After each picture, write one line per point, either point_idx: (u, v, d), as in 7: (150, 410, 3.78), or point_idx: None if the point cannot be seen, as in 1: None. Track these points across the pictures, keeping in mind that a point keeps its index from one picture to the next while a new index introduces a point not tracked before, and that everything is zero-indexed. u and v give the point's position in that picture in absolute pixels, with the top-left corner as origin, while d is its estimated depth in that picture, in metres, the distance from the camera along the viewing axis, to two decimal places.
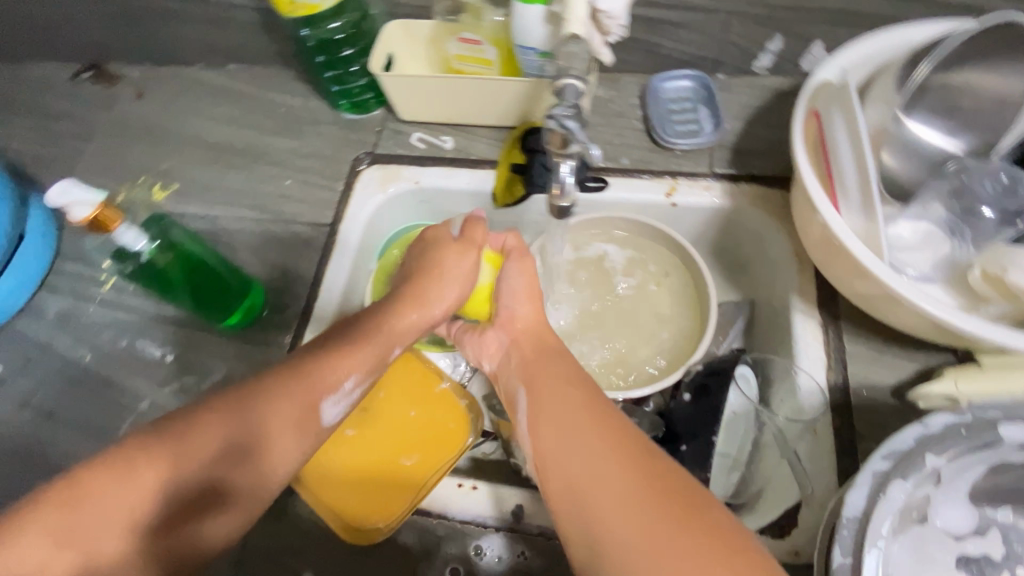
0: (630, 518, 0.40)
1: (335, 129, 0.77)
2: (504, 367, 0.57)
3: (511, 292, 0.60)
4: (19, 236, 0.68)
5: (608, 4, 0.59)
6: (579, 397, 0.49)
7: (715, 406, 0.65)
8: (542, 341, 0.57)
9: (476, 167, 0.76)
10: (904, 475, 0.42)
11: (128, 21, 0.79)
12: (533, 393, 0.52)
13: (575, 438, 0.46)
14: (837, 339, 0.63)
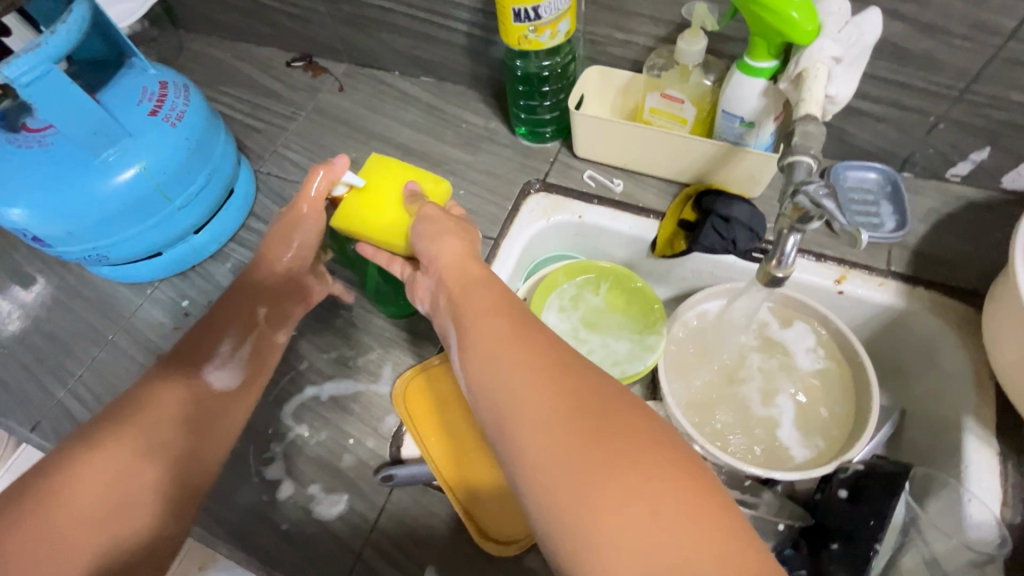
0: (594, 491, 0.35)
1: (512, 152, 0.88)
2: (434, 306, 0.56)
3: (422, 235, 0.58)
4: (228, 194, 0.82)
5: (838, 89, 0.56)
6: (499, 335, 0.45)
7: (880, 513, 0.57)
8: (463, 271, 0.53)
9: (641, 215, 0.79)
10: None
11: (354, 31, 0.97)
12: (459, 329, 0.48)
13: (519, 391, 0.40)
14: (1018, 477, 0.56)
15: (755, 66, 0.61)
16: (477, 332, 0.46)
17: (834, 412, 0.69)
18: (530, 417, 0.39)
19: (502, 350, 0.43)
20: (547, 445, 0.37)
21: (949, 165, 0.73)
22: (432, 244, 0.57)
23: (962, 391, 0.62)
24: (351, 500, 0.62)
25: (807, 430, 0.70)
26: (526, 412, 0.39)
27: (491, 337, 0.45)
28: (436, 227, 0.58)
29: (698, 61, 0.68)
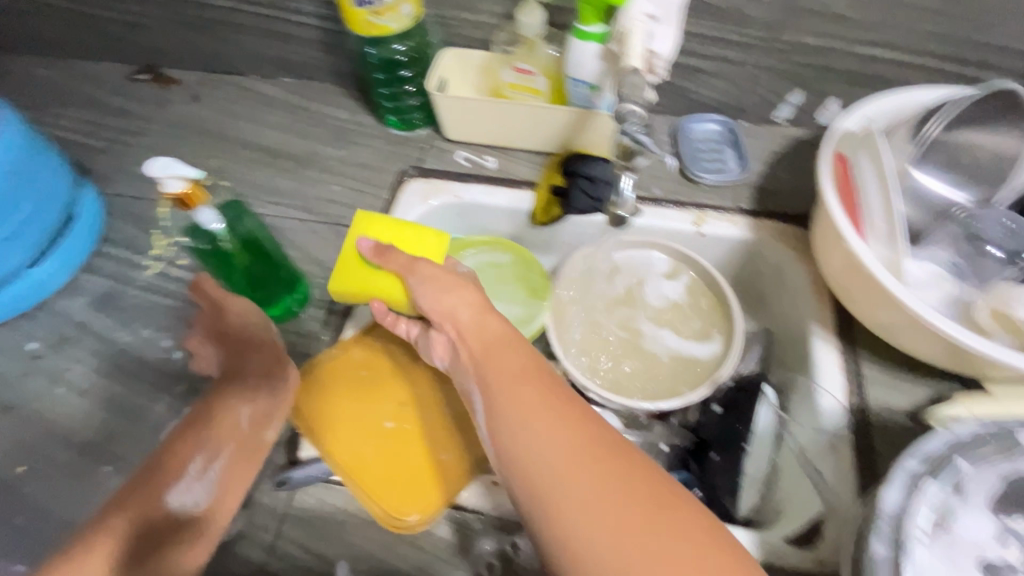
0: (634, 546, 0.38)
1: (383, 142, 0.87)
2: (456, 366, 0.55)
3: (426, 291, 0.58)
4: (70, 220, 0.75)
5: (659, 45, 0.60)
6: (527, 391, 0.47)
7: (746, 419, 0.67)
8: (484, 328, 0.54)
9: (516, 188, 0.81)
10: (937, 476, 0.42)
11: (197, 34, 0.91)
12: (484, 383, 0.50)
13: (537, 445, 0.44)
14: (855, 365, 0.64)
15: (586, 31, 0.65)
16: (497, 387, 0.49)
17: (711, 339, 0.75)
18: (550, 473, 0.42)
19: (529, 402, 0.46)
20: (571, 502, 0.40)
21: (775, 109, 0.82)
22: (430, 289, 0.58)
23: (807, 302, 0.70)
24: (249, 515, 0.59)
25: (692, 356, 0.75)
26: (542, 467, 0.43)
27: (518, 390, 0.47)
28: (426, 275, 0.59)
29: (540, 32, 0.72)
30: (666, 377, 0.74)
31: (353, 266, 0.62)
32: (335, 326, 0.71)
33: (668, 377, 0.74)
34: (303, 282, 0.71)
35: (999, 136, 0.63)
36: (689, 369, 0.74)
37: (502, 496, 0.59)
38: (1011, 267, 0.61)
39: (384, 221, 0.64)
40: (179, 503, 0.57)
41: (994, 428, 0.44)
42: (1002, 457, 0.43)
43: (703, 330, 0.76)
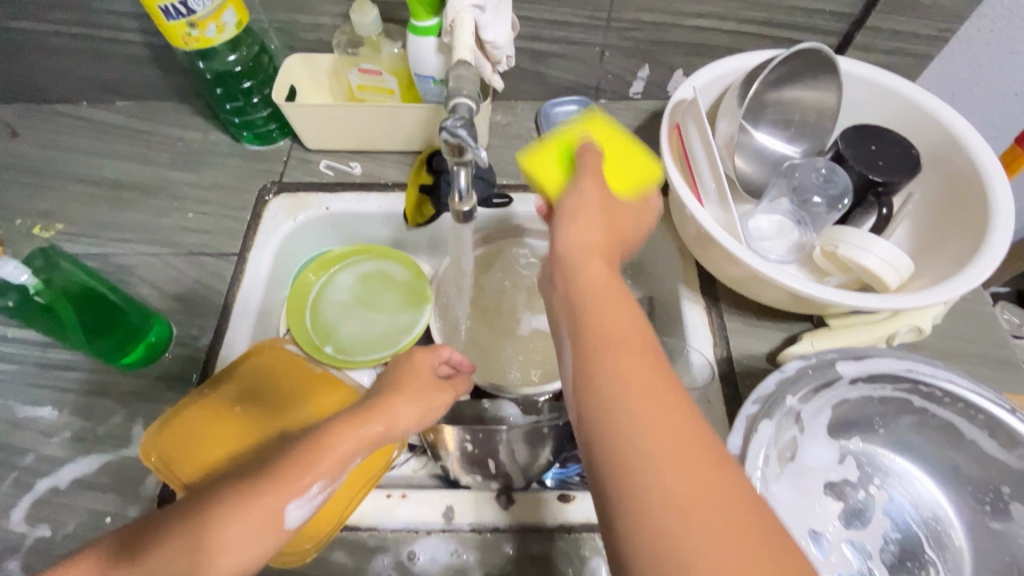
0: (691, 492, 0.32)
1: (239, 160, 0.82)
2: (569, 260, 0.44)
3: (574, 203, 0.47)
4: None
5: (493, 35, 0.62)
6: (623, 333, 0.39)
7: None
8: (589, 276, 0.43)
9: (385, 191, 0.79)
10: (771, 415, 0.45)
11: (4, 63, 0.81)
12: (572, 320, 0.41)
13: (639, 392, 0.36)
14: (719, 318, 0.68)
15: (420, 27, 0.64)
16: (614, 340, 0.39)
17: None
18: (642, 424, 0.35)
19: (638, 354, 0.38)
20: (660, 451, 0.34)
21: (628, 85, 0.85)
22: (570, 224, 0.46)
23: (675, 267, 0.75)
24: None
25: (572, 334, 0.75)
26: (654, 428, 0.35)
27: (612, 332, 0.39)
28: (589, 186, 0.49)
29: (377, 31, 0.70)
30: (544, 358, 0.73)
31: (545, 154, 0.55)
32: (204, 364, 0.66)
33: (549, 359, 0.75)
34: (161, 321, 0.66)
35: (813, 91, 0.70)
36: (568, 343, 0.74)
37: (396, 508, 0.57)
38: (835, 211, 0.66)
39: (614, 130, 0.58)
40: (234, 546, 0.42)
41: (815, 359, 0.47)
42: (824, 386, 0.47)
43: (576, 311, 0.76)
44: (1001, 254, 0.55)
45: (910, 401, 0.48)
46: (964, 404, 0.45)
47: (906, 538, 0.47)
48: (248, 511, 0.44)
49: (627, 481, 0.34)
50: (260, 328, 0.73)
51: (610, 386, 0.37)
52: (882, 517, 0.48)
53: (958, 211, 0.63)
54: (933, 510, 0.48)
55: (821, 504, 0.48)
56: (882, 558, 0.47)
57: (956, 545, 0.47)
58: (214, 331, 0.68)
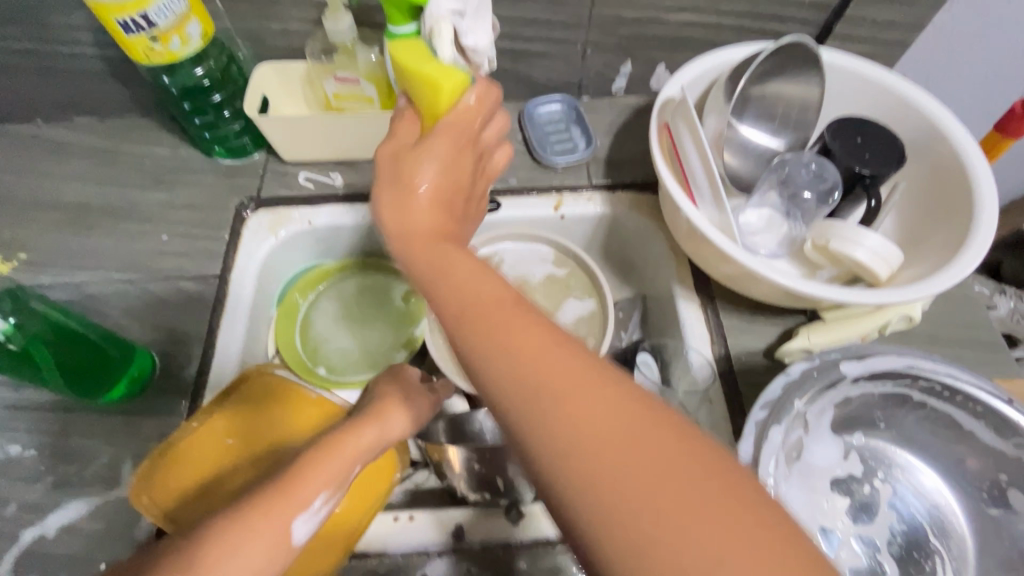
0: (608, 440, 0.31)
1: (213, 176, 0.78)
2: (416, 234, 0.45)
3: (388, 184, 0.47)
4: None
5: (476, 40, 0.60)
6: (480, 307, 0.39)
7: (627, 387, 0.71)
8: (445, 253, 0.44)
9: (370, 202, 0.77)
10: (779, 420, 0.45)
11: None
12: (455, 312, 0.40)
13: (517, 365, 0.35)
14: (715, 317, 0.68)
15: (398, 32, 0.60)
16: (472, 321, 0.38)
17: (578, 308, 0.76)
18: (533, 387, 0.34)
19: (503, 322, 0.37)
20: (558, 411, 0.33)
21: (611, 82, 0.84)
22: (390, 204, 0.47)
23: (668, 266, 0.74)
24: None
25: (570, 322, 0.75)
26: (546, 391, 0.34)
27: (475, 309, 0.39)
28: (391, 152, 0.49)
29: (352, 37, 0.67)
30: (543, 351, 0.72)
31: (404, 109, 0.59)
32: (192, 394, 0.63)
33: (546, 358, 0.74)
34: (139, 355, 0.63)
35: (799, 84, 0.70)
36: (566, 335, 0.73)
37: (406, 532, 0.57)
38: (824, 206, 0.67)
39: (427, 53, 0.57)
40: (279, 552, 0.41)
41: (819, 361, 0.48)
42: (829, 386, 0.47)
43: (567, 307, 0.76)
44: (986, 243, 0.57)
45: (909, 395, 0.48)
46: (963, 396, 0.46)
47: (912, 529, 0.48)
48: (237, 527, 0.41)
49: (540, 451, 0.33)
50: (248, 351, 0.70)
51: (492, 365, 0.36)
52: (888, 510, 0.49)
53: (944, 203, 0.63)
54: (936, 500, 0.49)
55: (828, 501, 0.49)
56: (890, 550, 0.48)
57: (960, 532, 0.48)
58: (200, 359, 0.65)
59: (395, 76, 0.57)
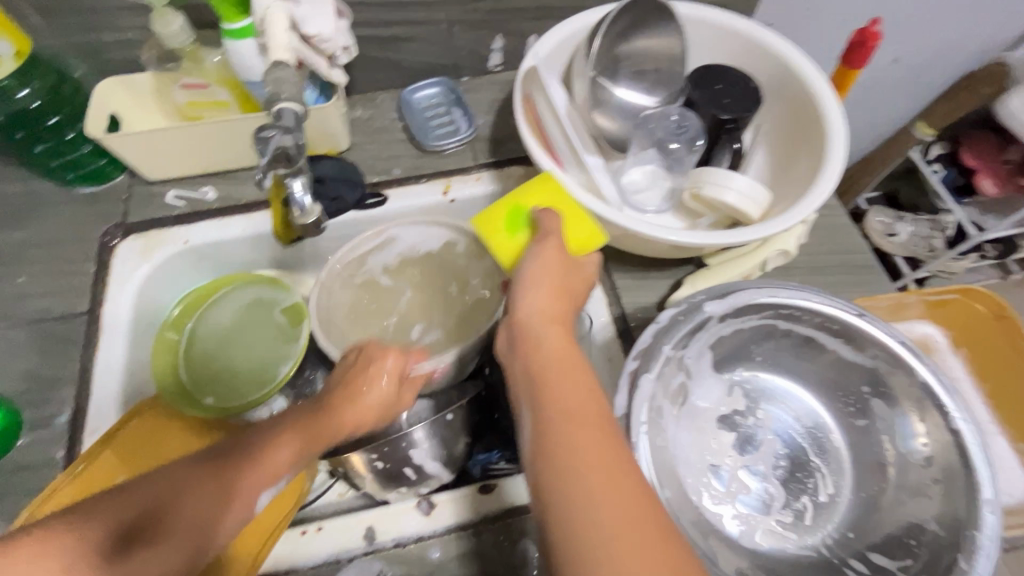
0: (609, 504, 0.34)
1: (72, 207, 0.73)
2: (528, 317, 0.47)
3: (530, 274, 0.50)
4: None
5: (315, 27, 0.57)
6: (550, 360, 0.43)
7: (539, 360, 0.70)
8: (551, 338, 0.45)
9: (249, 212, 0.73)
10: (650, 367, 0.46)
11: None
12: (531, 382, 0.42)
13: (555, 412, 0.39)
14: (609, 278, 0.68)
15: (234, 29, 0.57)
16: (542, 369, 0.43)
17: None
18: (556, 438, 0.38)
19: (560, 376, 0.42)
20: (571, 461, 0.37)
21: (487, 59, 0.82)
22: (532, 294, 0.48)
23: None
24: None
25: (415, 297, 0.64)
26: (567, 444, 0.37)
27: (544, 360, 0.43)
28: (551, 248, 0.51)
29: (190, 39, 0.63)
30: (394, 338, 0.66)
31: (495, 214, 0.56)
32: (71, 441, 0.59)
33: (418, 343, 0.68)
34: (5, 411, 0.58)
35: (662, 37, 0.69)
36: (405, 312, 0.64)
37: (315, 543, 0.55)
38: (695, 152, 0.69)
39: (564, 193, 0.58)
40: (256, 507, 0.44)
41: (684, 306, 0.49)
42: (697, 327, 0.48)
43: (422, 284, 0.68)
44: (838, 173, 0.60)
45: (774, 325, 0.50)
46: (821, 318, 0.48)
47: (794, 452, 0.50)
48: (236, 490, 0.42)
49: (556, 494, 0.36)
50: (133, 386, 0.66)
51: (537, 410, 0.40)
52: (770, 437, 0.51)
53: (801, 138, 0.66)
54: (812, 420, 0.52)
55: (714, 439, 0.51)
56: (776, 475, 0.49)
57: (836, 446, 0.51)
58: (74, 405, 0.61)
59: (525, 208, 0.57)
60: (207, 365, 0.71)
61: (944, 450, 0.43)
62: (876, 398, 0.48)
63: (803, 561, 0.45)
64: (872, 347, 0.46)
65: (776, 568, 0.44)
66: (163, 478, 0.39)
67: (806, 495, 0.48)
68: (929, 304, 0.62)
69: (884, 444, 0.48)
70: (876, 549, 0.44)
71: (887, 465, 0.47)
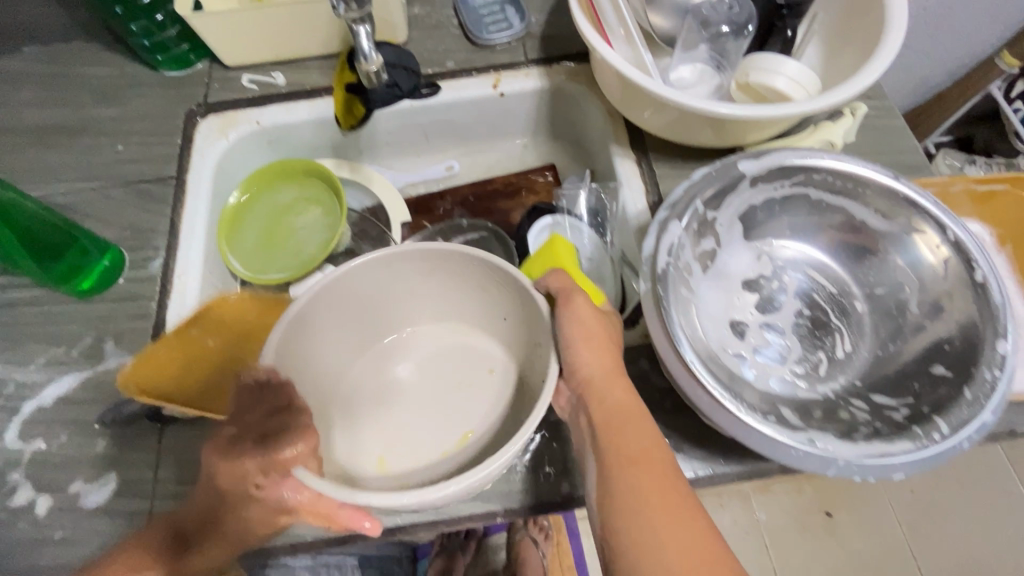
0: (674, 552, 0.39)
1: (160, 88, 0.80)
2: (587, 369, 0.47)
3: (565, 340, 0.48)
4: None
5: None
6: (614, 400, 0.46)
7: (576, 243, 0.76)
8: (613, 389, 0.47)
9: (314, 98, 0.79)
10: (679, 216, 0.49)
11: None
12: (597, 438, 0.45)
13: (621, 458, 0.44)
14: (649, 168, 0.70)
15: None
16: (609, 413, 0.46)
17: (377, 297, 0.58)
18: (638, 484, 0.42)
19: (624, 417, 0.46)
20: (656, 504, 0.41)
21: None
22: (587, 346, 0.47)
23: (606, 130, 0.77)
24: (121, 473, 0.58)
25: (426, 325, 0.63)
26: (649, 489, 0.42)
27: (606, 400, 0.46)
28: (578, 304, 0.49)
29: None
30: (449, 339, 0.62)
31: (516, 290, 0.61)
32: (163, 281, 0.68)
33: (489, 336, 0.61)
34: (111, 250, 0.67)
35: None
36: (358, 384, 0.59)
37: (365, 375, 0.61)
38: (744, 39, 0.69)
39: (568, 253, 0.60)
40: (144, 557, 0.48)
41: (719, 165, 0.50)
42: (730, 185, 0.51)
43: (448, 288, 0.59)
44: (895, 49, 0.59)
45: (805, 194, 0.52)
46: (850, 183, 0.50)
47: (815, 313, 0.53)
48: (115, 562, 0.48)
49: (623, 543, 0.40)
50: (213, 244, 0.74)
51: (602, 458, 0.44)
52: (792, 300, 0.53)
53: (855, 26, 0.65)
54: (835, 288, 0.53)
55: (737, 298, 0.53)
56: (795, 331, 0.52)
57: (858, 311, 0.52)
58: (167, 252, 0.69)
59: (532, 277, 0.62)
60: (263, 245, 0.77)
61: (965, 304, 0.45)
62: (899, 264, 0.50)
63: (814, 401, 0.48)
64: (901, 212, 0.49)
65: (789, 403, 0.47)
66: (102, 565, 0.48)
67: (823, 351, 0.51)
68: (978, 198, 0.60)
69: (907, 307, 0.50)
70: (881, 391, 0.47)
71: (907, 325, 0.49)
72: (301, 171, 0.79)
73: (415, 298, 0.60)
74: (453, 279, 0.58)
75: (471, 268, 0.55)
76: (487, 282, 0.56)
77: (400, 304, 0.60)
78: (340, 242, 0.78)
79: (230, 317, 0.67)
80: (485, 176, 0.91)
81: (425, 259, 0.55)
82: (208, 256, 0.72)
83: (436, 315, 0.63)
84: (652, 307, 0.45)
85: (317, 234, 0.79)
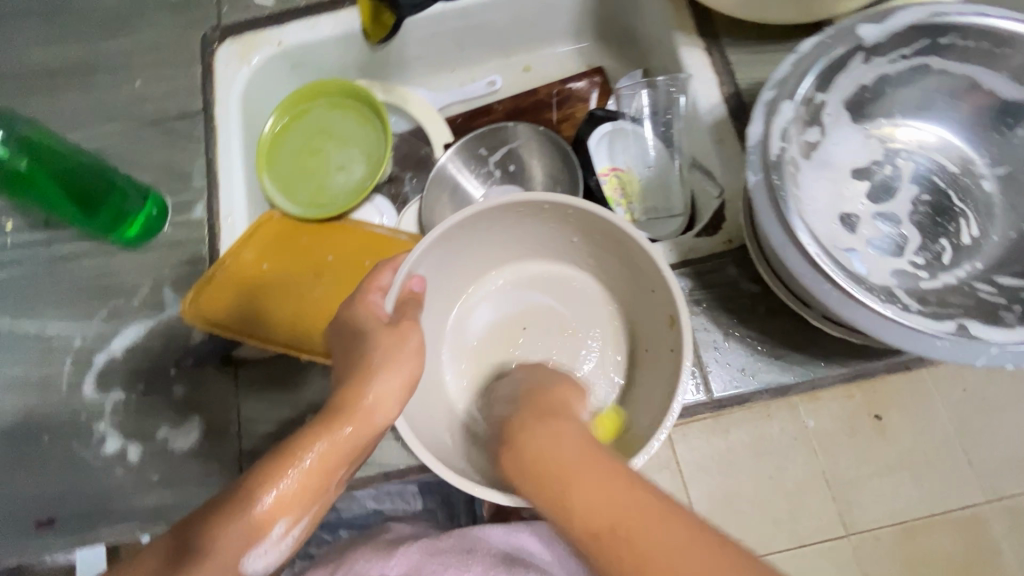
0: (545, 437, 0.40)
1: (168, 13, 0.71)
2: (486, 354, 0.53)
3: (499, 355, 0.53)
4: None
5: None
6: (569, 455, 0.38)
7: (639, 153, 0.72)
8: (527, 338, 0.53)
9: (337, 10, 0.71)
10: (790, 95, 0.43)
11: None
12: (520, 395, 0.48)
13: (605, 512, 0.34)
14: (721, 55, 0.62)
15: None
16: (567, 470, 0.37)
17: (467, 251, 0.57)
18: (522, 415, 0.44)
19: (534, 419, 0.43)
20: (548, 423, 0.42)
21: None
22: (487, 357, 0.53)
23: (664, 16, 0.67)
24: (205, 417, 0.58)
25: (515, 271, 0.61)
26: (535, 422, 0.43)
27: (549, 460, 0.38)
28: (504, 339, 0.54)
29: None
30: (539, 282, 0.61)
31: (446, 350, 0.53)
32: (210, 225, 0.64)
33: (586, 275, 0.60)
34: (154, 196, 0.63)
35: None
36: (455, 341, 0.59)
37: (468, 304, 0.60)
38: None
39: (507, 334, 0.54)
40: (276, 489, 0.40)
41: (833, 31, 0.44)
42: (846, 54, 0.44)
43: (542, 231, 0.57)
44: None
45: (927, 64, 0.47)
46: (989, 44, 0.43)
47: (935, 198, 0.49)
48: (247, 484, 0.41)
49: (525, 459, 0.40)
50: (252, 182, 0.70)
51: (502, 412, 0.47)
52: (908, 185, 0.49)
53: None
54: (957, 168, 0.49)
55: (848, 188, 0.49)
56: (913, 220, 0.48)
57: (985, 193, 0.49)
58: (208, 193, 0.65)
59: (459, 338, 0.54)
60: (295, 172, 0.72)
61: None
62: None
63: (935, 290, 0.45)
64: None
65: (908, 293, 0.44)
66: (241, 480, 0.41)
67: (945, 238, 0.47)
68: None
69: None
70: (1009, 274, 0.44)
71: None
72: (338, 94, 0.74)
73: (499, 246, 0.58)
74: (542, 222, 0.56)
75: (561, 211, 0.53)
76: (577, 221, 0.54)
77: (484, 255, 0.59)
78: (385, 169, 0.73)
79: (283, 245, 0.66)
80: (530, 87, 0.83)
81: (510, 207, 0.52)
82: (250, 191, 0.69)
83: (521, 259, 0.60)
84: (767, 200, 0.42)
85: (357, 168, 0.74)
